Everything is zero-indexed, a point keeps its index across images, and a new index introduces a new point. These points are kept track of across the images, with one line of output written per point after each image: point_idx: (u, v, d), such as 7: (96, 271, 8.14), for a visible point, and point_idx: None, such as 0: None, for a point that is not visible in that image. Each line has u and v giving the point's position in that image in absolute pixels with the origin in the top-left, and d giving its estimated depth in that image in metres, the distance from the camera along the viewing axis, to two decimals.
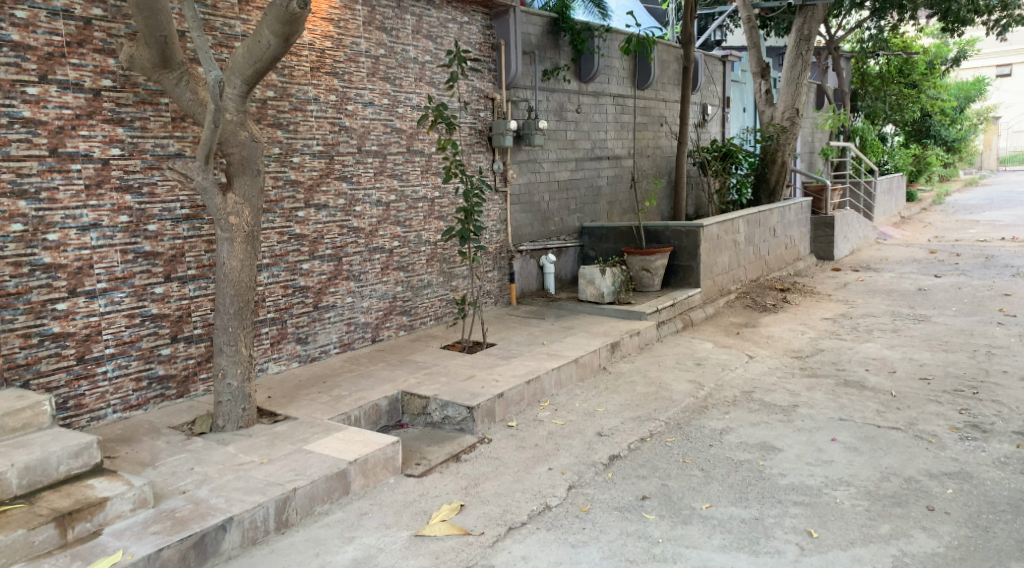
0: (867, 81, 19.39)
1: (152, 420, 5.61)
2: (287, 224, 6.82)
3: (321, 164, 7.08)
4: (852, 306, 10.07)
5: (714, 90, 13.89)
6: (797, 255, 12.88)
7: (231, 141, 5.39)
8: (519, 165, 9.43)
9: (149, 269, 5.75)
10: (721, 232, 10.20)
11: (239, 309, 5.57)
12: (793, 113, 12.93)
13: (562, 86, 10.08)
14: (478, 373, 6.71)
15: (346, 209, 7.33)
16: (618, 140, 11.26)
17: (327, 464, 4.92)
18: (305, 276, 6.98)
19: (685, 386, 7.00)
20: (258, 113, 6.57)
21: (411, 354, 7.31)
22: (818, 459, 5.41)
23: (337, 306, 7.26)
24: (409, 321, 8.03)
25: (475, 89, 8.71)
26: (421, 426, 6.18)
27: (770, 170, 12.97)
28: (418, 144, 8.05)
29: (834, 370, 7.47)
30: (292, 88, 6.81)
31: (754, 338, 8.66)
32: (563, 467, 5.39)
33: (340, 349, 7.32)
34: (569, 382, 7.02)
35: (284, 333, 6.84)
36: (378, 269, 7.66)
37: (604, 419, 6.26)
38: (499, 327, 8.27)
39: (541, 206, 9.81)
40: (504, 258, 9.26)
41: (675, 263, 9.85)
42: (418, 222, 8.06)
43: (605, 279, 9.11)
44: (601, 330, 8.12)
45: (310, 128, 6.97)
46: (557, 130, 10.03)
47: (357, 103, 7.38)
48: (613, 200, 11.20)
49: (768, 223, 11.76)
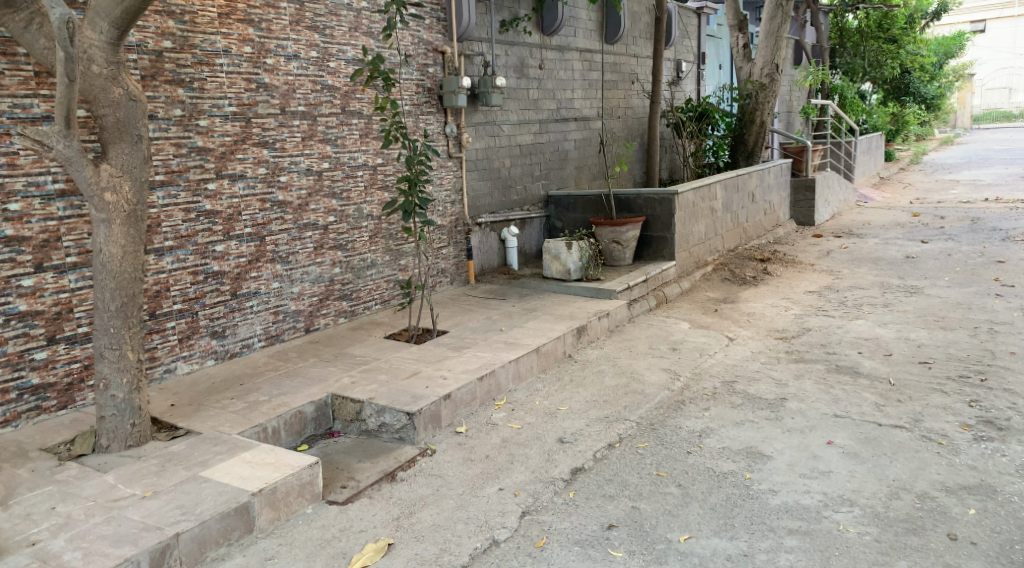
0: (846, 37, 18.46)
1: (23, 440, 4.70)
2: (195, 198, 5.83)
3: (236, 127, 6.09)
4: (838, 277, 9.12)
5: (689, 44, 12.93)
6: (776, 221, 12.05)
7: (102, 100, 4.43)
8: (474, 128, 8.44)
9: (12, 257, 4.84)
10: (698, 198, 9.32)
11: (122, 305, 4.61)
12: (773, 69, 11.94)
13: (522, 38, 9.07)
14: (423, 368, 5.80)
15: (269, 179, 6.34)
16: (586, 99, 10.30)
17: (224, 497, 4.02)
18: (219, 259, 6.01)
19: (659, 375, 6.07)
20: (150, 69, 5.54)
21: (349, 346, 6.38)
22: (813, 470, 4.44)
23: (260, 293, 6.31)
24: (350, 306, 7.09)
25: (422, 42, 7.70)
26: (355, 435, 5.27)
27: (748, 130, 12.08)
28: (355, 104, 7.05)
29: (823, 354, 6.32)
30: (195, 38, 5.78)
31: (734, 316, 7.76)
32: (516, 487, 4.47)
33: (266, 342, 6.38)
34: (529, 374, 6.14)
35: (196, 327, 5.87)
36: (311, 249, 6.69)
37: (567, 420, 5.34)
38: (452, 311, 7.36)
39: (501, 172, 8.85)
40: (460, 232, 8.30)
41: (648, 234, 8.96)
42: (357, 194, 7.09)
43: (571, 254, 8.18)
44: (566, 312, 7.24)
45: (220, 86, 5.96)
46: (517, 88, 9.05)
47: (279, 56, 6.37)
48: (581, 165, 10.26)
49: (747, 187, 10.90)
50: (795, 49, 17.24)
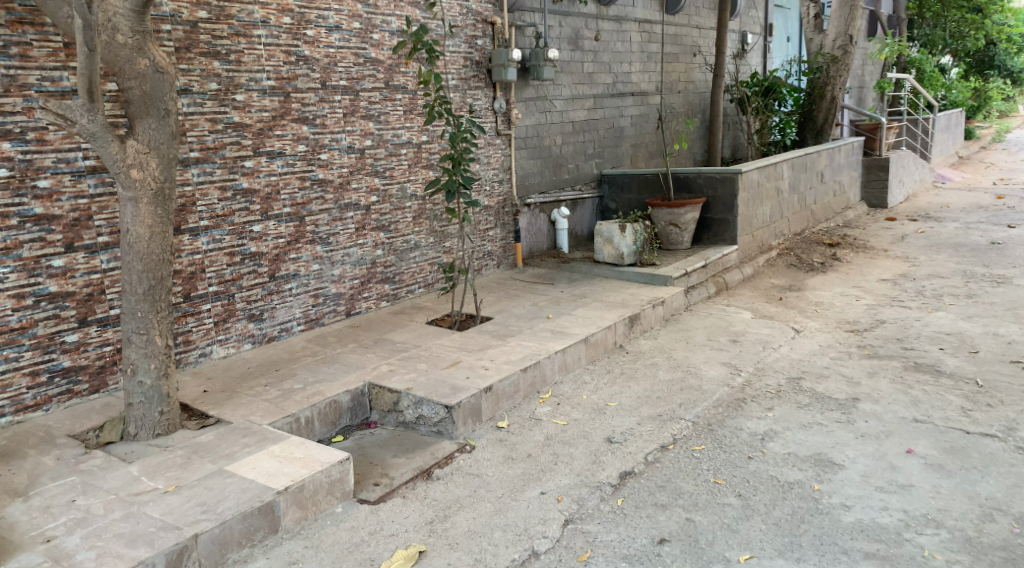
0: (925, 7, 17.27)
1: (50, 426, 4.53)
2: (231, 175, 5.62)
3: (274, 102, 5.85)
4: (914, 264, 8.53)
5: (755, 16, 12.30)
6: (846, 203, 11.40)
7: (128, 72, 4.21)
8: (525, 104, 8.07)
9: (42, 236, 4.65)
10: (762, 178, 8.80)
11: (150, 288, 4.40)
12: (846, 40, 11.22)
13: (577, 9, 8.64)
14: (464, 358, 5.50)
15: (309, 157, 6.09)
16: (644, 73, 9.82)
17: (249, 494, 3.78)
18: (256, 240, 5.79)
19: (718, 370, 5.65)
20: (185, 40, 5.32)
21: (389, 332, 6.12)
22: (890, 483, 4.00)
23: (299, 275, 6.08)
24: (393, 289, 6.83)
25: (470, 12, 7.35)
26: (392, 427, 5.00)
27: (817, 107, 11.43)
28: (400, 78, 6.74)
29: (899, 350, 5.81)
30: (232, 8, 5.55)
31: (800, 305, 7.27)
32: (559, 491, 4.14)
33: (305, 326, 6.15)
34: (577, 366, 5.80)
35: (232, 309, 5.67)
36: (352, 230, 6.44)
37: (616, 417, 4.98)
38: (498, 296, 7.04)
39: (552, 150, 8.47)
40: (508, 213, 7.96)
41: (708, 217, 8.50)
42: (401, 172, 6.81)
43: (625, 237, 7.78)
44: (619, 300, 6.85)
45: (258, 58, 5.72)
46: (571, 61, 8.63)
47: (320, 27, 6.10)
48: (637, 143, 9.81)
49: (815, 167, 10.30)
50: (869, 20, 16.33)
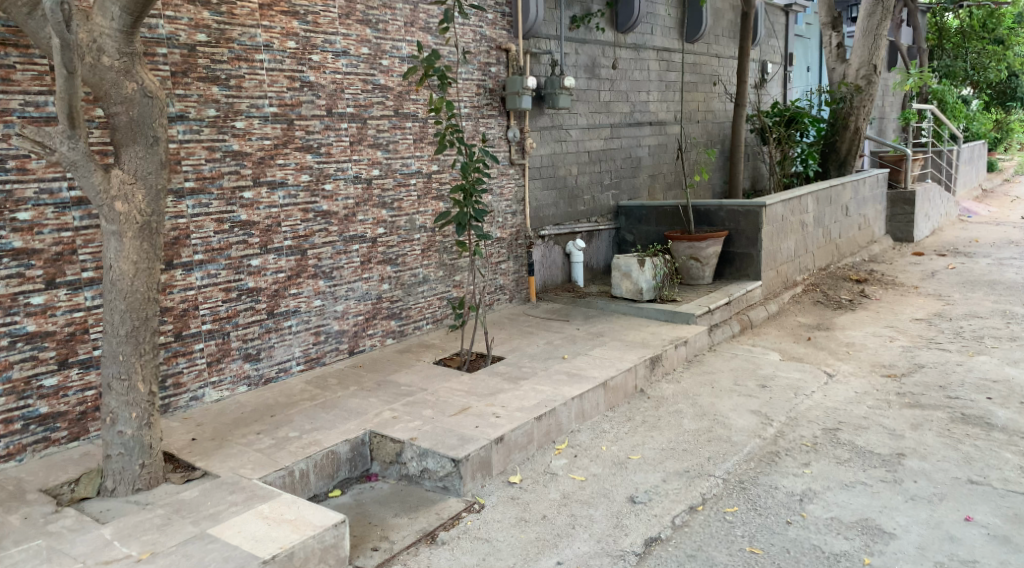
0: (946, 38, 17.19)
1: (23, 478, 4.17)
2: (229, 207, 5.29)
3: (276, 130, 5.54)
4: (949, 302, 8.10)
5: (776, 45, 12.00)
6: (871, 236, 10.99)
7: (113, 96, 3.89)
8: (539, 133, 7.75)
9: (21, 272, 4.33)
10: (787, 212, 8.43)
11: (134, 330, 4.04)
12: (870, 70, 10.89)
13: (594, 36, 8.35)
14: (473, 403, 5.11)
15: (312, 187, 5.77)
16: (663, 103, 9.50)
17: (231, 564, 3.40)
18: (255, 275, 5.45)
19: (748, 419, 5.25)
20: (182, 64, 5.02)
21: (394, 373, 5.74)
22: (951, 558, 3.58)
23: (299, 312, 5.73)
24: (399, 326, 6.47)
25: (484, 38, 7.06)
26: (394, 481, 4.62)
27: (841, 137, 11.07)
28: (409, 106, 6.44)
29: (942, 399, 5.39)
30: (233, 31, 5.26)
31: (830, 346, 6.86)
32: (578, 561, 3.74)
33: (305, 365, 5.79)
34: (595, 412, 5.40)
35: (226, 349, 5.31)
36: (357, 263, 6.09)
37: (639, 472, 4.58)
38: (511, 334, 6.66)
39: (568, 181, 8.14)
40: (521, 245, 7.61)
41: (731, 251, 8.12)
42: (410, 204, 6.48)
43: (644, 272, 7.40)
44: (639, 339, 6.46)
45: (260, 84, 5.43)
46: (588, 90, 8.32)
47: (326, 52, 5.81)
48: (655, 174, 9.47)
49: (840, 199, 9.92)
50: (889, 50, 16.05)
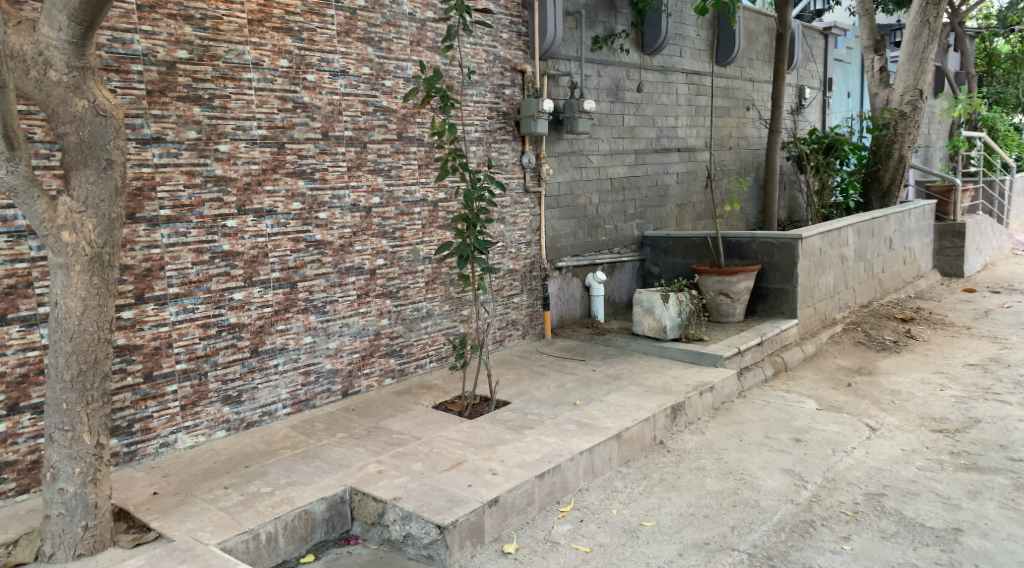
0: (996, 63, 16.73)
1: None
2: (209, 237, 4.87)
3: (266, 153, 5.12)
4: (1005, 346, 7.44)
5: (814, 69, 11.43)
6: (917, 271, 10.32)
7: (60, 114, 3.47)
8: (557, 159, 7.28)
9: None
10: (825, 244, 7.82)
11: (80, 374, 3.59)
12: (916, 95, 10.25)
13: (618, 57, 7.88)
14: (470, 457, 4.60)
15: (304, 215, 5.33)
16: (692, 128, 8.98)
17: None
18: (238, 310, 5.02)
19: (779, 481, 4.69)
20: (159, 82, 4.61)
21: (388, 418, 5.25)
22: None
23: (287, 350, 5.28)
24: (399, 364, 5.99)
25: (498, 59, 6.64)
26: (375, 545, 4.13)
27: (883, 167, 10.41)
28: (414, 129, 6.00)
29: (1003, 462, 4.80)
30: (217, 48, 4.84)
31: (873, 395, 6.26)
32: None
33: (292, 408, 5.32)
34: (608, 468, 4.86)
35: (203, 391, 4.87)
36: (353, 297, 5.63)
37: (654, 544, 4.06)
38: (520, 374, 6.15)
39: (587, 210, 7.64)
40: (536, 278, 7.11)
41: (764, 286, 7.52)
42: (413, 233, 6.02)
43: (668, 308, 6.83)
44: (661, 383, 5.90)
45: (247, 104, 5.01)
46: (611, 114, 7.84)
47: (322, 71, 5.39)
48: (683, 203, 8.94)
49: (883, 232, 9.28)
50: (936, 75, 15.36)
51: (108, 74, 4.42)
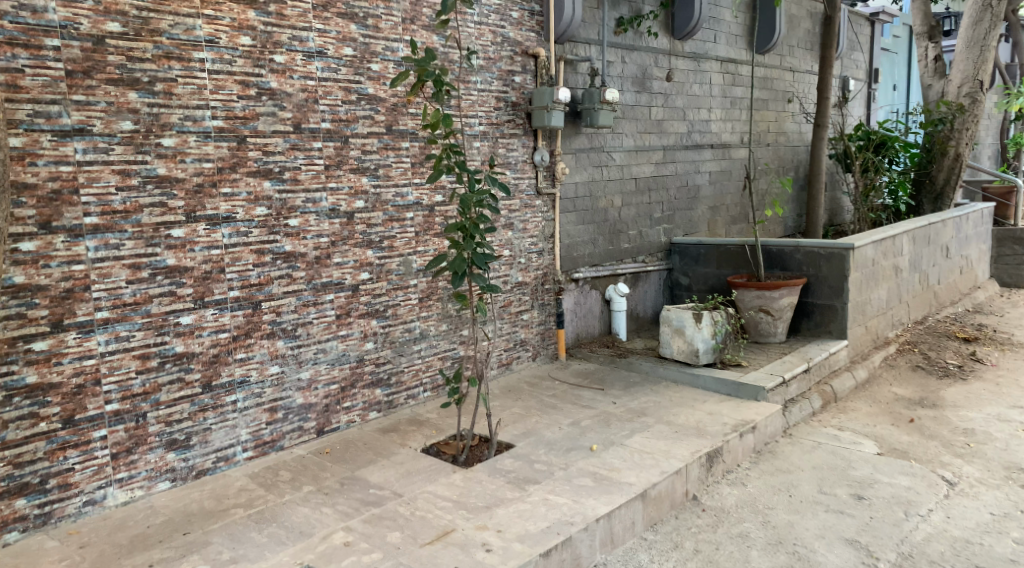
0: None
1: None
2: (150, 249, 4.03)
3: (223, 149, 4.28)
4: None
5: (860, 58, 10.43)
6: (973, 281, 9.32)
7: None
8: (574, 156, 6.39)
9: None
10: (879, 255, 6.86)
11: None
12: (976, 86, 9.18)
13: (645, 42, 6.96)
14: (459, 524, 3.73)
15: (271, 222, 4.48)
16: (726, 122, 8.04)
17: None
18: (185, 337, 4.18)
19: (843, 557, 3.85)
20: (83, 61, 3.78)
21: (367, 465, 4.39)
22: None
23: (248, 383, 4.43)
24: (387, 395, 5.13)
25: (507, 41, 5.75)
26: None
27: (937, 165, 9.40)
28: (407, 121, 5.14)
29: None
30: (158, 21, 4.00)
31: (943, 436, 5.33)
32: None
33: (253, 451, 4.48)
34: (630, 535, 3.98)
35: (141, 436, 4.04)
36: (331, 318, 4.78)
37: None
38: (528, 407, 5.28)
39: (608, 214, 6.74)
40: (549, 291, 6.23)
41: (809, 302, 6.57)
42: (404, 243, 5.16)
43: (701, 329, 5.91)
44: (693, 422, 5.00)
45: (198, 90, 4.16)
46: (636, 105, 6.93)
47: (294, 52, 4.53)
48: (716, 205, 8.01)
49: (939, 239, 8.29)
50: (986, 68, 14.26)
51: (14, 49, 3.60)
